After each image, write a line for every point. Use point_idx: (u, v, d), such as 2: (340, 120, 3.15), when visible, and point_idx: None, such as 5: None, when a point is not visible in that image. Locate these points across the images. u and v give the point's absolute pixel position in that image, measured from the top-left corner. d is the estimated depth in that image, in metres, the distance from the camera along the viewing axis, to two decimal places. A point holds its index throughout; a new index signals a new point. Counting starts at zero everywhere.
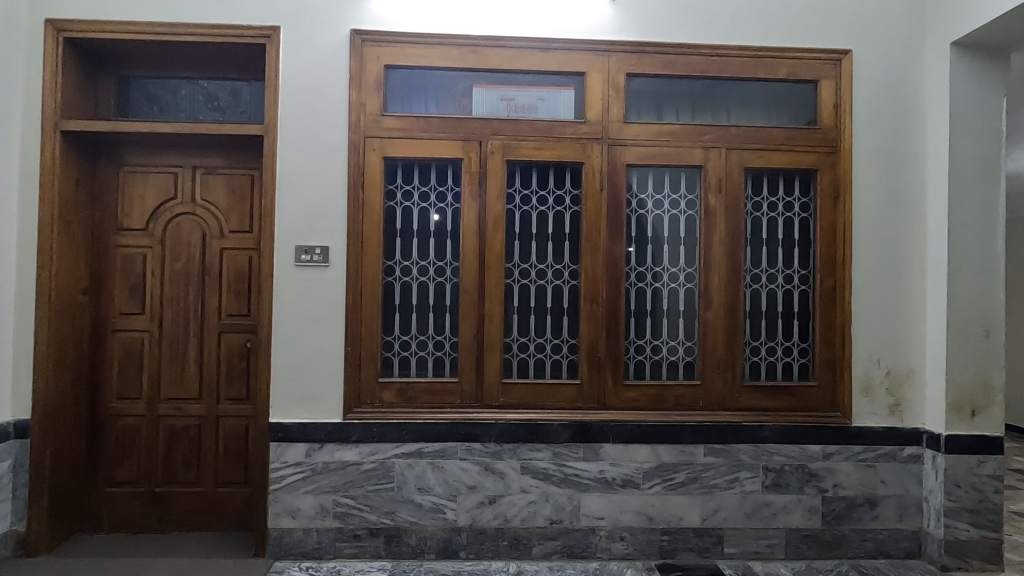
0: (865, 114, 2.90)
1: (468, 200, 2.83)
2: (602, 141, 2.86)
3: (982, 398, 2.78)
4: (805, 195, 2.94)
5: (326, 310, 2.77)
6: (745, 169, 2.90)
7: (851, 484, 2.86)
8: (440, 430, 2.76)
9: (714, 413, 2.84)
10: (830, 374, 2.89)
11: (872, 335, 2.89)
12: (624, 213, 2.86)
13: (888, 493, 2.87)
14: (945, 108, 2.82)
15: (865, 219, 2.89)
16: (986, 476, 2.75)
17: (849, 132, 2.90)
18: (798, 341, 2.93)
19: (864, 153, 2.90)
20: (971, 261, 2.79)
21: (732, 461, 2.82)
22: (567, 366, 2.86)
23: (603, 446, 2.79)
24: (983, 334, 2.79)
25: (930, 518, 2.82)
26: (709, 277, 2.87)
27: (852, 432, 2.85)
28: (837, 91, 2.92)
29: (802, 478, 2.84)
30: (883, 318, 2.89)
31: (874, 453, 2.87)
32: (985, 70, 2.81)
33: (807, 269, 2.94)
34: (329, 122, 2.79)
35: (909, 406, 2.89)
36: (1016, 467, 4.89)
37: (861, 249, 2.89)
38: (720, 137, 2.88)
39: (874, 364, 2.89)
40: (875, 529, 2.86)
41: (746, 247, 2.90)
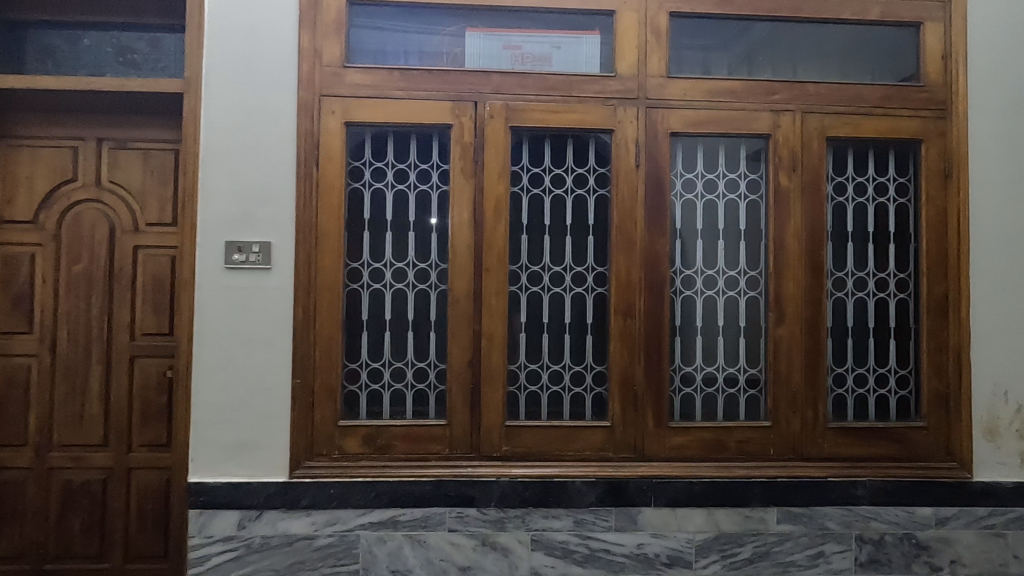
0: (985, 66, 2.17)
1: (459, 181, 2.11)
2: (637, 102, 2.15)
3: None
4: (904, 174, 2.22)
5: (266, 329, 2.05)
6: (827, 139, 2.18)
7: (974, 559, 2.12)
8: (421, 491, 2.04)
9: (790, 465, 2.11)
10: (942, 412, 2.16)
11: (999, 359, 2.15)
12: (668, 197, 2.14)
13: (1023, 572, 2.12)
14: None
15: (988, 204, 2.16)
16: None
17: (964, 88, 2.17)
18: (896, 367, 2.20)
19: (984, 116, 2.17)
20: None
21: (816, 531, 2.09)
22: (592, 402, 2.13)
23: (641, 511, 2.06)
24: None
25: None
26: (780, 283, 2.15)
27: (975, 490, 2.12)
28: (946, 36, 2.20)
29: (909, 552, 2.11)
30: (1014, 337, 2.15)
31: (1003, 517, 2.13)
32: None
33: (908, 271, 2.21)
34: (272, 76, 2.07)
35: None
36: None
37: (983, 244, 2.15)
38: (795, 96, 2.17)
39: (1002, 399, 2.15)
40: None
41: (829, 242, 2.18)
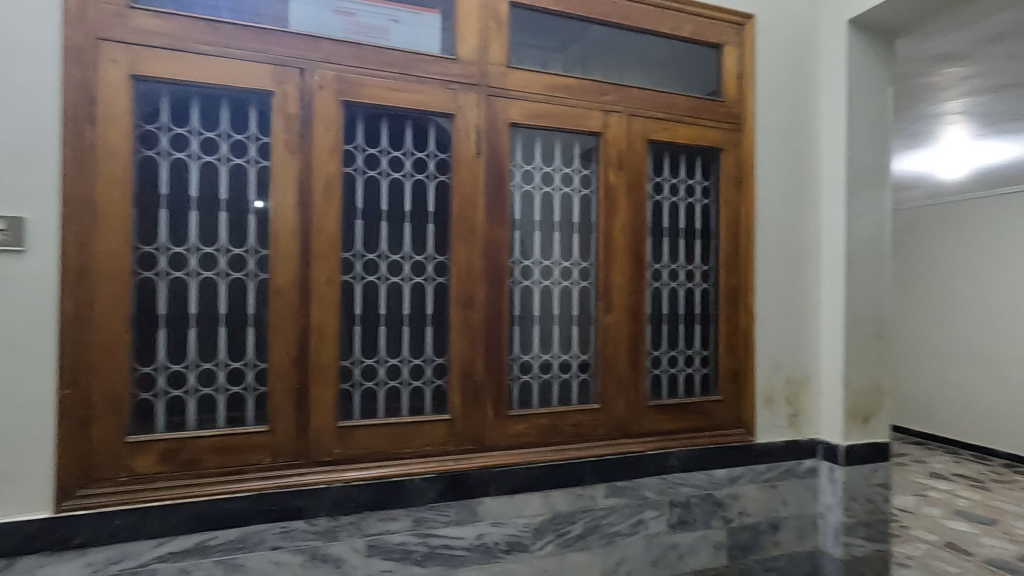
0: (767, 89, 2.53)
1: (282, 156, 1.87)
2: (478, 88, 2.11)
3: (873, 403, 2.55)
4: (707, 178, 2.52)
5: (19, 327, 1.61)
6: (648, 141, 2.37)
7: (755, 508, 2.47)
8: (238, 509, 1.78)
9: (616, 442, 2.27)
10: (734, 386, 2.49)
11: (775, 339, 2.53)
12: (508, 187, 2.14)
13: (789, 514, 2.52)
14: (841, 87, 2.53)
15: (768, 208, 2.53)
16: (878, 486, 2.53)
17: (752, 107, 2.51)
18: (699, 348, 2.50)
19: (765, 132, 2.53)
20: (866, 255, 2.54)
21: (636, 500, 2.28)
22: (432, 395, 2.07)
23: (481, 502, 2.05)
24: (876, 336, 2.56)
25: (828, 536, 2.53)
26: (608, 273, 2.29)
27: (757, 451, 2.48)
28: (741, 59, 2.52)
29: (709, 510, 2.39)
30: (786, 320, 2.54)
31: (777, 471, 2.51)
32: (876, 56, 2.56)
33: (709, 264, 2.51)
34: (24, 6, 1.62)
35: (807, 416, 2.58)
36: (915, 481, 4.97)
37: (765, 241, 2.52)
38: (622, 99, 2.31)
39: (776, 372, 2.54)
40: (778, 556, 2.50)
41: (649, 236, 2.38)
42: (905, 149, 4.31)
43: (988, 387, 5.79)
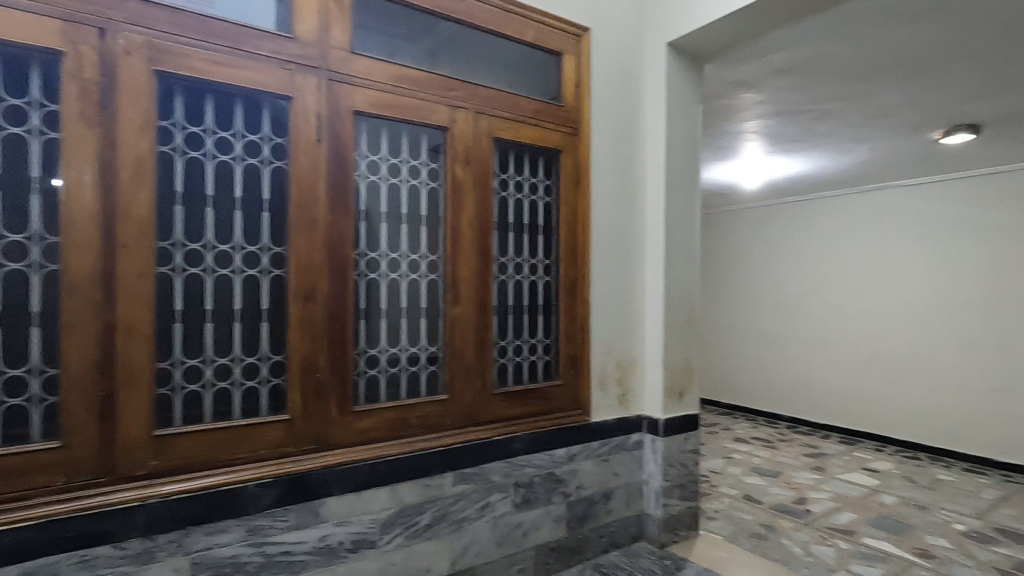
0: (600, 99, 2.76)
1: (76, 128, 1.61)
2: (318, 72, 2.00)
3: (686, 380, 2.93)
4: (549, 178, 2.68)
5: None
6: (494, 139, 2.45)
7: (590, 481, 2.70)
8: (21, 542, 1.52)
9: (463, 431, 2.33)
10: (573, 371, 2.69)
11: (607, 326, 2.78)
12: (352, 177, 2.08)
13: (619, 484, 2.80)
14: (661, 102, 2.85)
15: (602, 207, 2.76)
16: (689, 452, 2.91)
17: (588, 113, 2.72)
18: (541, 337, 2.66)
19: (599, 138, 2.76)
20: (681, 252, 2.89)
21: (483, 485, 2.36)
22: (269, 395, 1.95)
23: (324, 503, 1.98)
24: (688, 322, 2.94)
25: (650, 499, 2.86)
26: (456, 266, 2.33)
27: (592, 429, 2.71)
28: (578, 68, 2.70)
29: (550, 487, 2.56)
30: (616, 309, 2.81)
31: (608, 446, 2.77)
32: (688, 78, 2.93)
33: (551, 258, 2.68)
34: None
35: (633, 395, 2.89)
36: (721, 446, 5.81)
37: (598, 238, 2.75)
38: (469, 96, 2.36)
39: (608, 356, 2.79)
40: (609, 522, 2.77)
41: (495, 231, 2.47)
42: (714, 160, 4.98)
43: (776, 364, 6.96)
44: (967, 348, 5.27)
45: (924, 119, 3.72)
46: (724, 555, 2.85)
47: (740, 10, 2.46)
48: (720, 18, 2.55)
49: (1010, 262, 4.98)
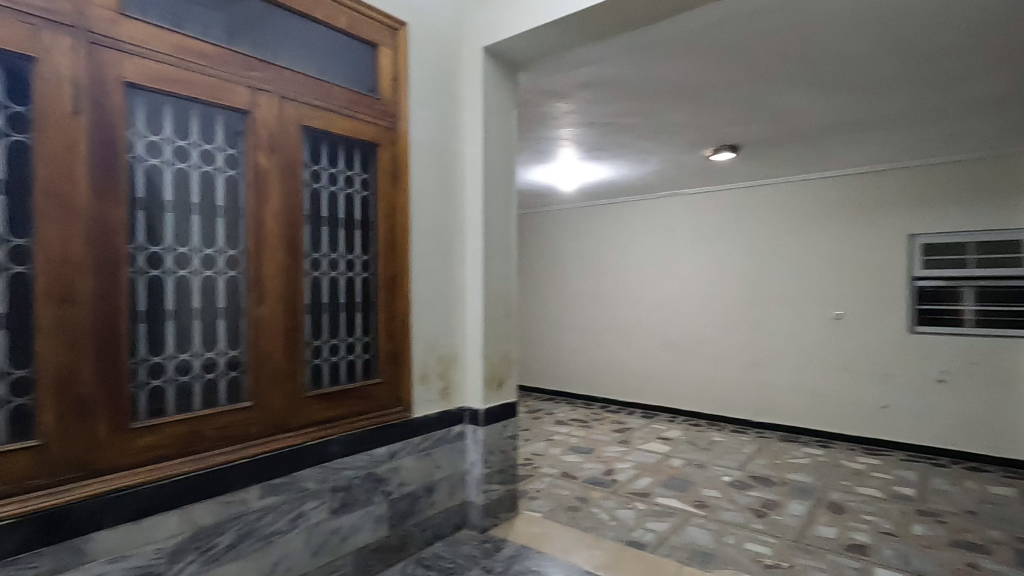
0: (418, 95, 2.76)
1: None
2: (74, 31, 1.68)
3: (504, 370, 3.08)
4: (366, 171, 2.61)
5: None
6: (304, 127, 2.30)
7: (413, 477, 2.70)
8: None
9: (272, 439, 2.16)
10: (393, 369, 2.66)
11: (427, 322, 2.80)
12: (124, 159, 1.80)
13: (441, 476, 2.85)
14: (478, 104, 2.94)
15: (422, 203, 2.77)
16: (508, 437, 3.08)
17: (405, 108, 2.70)
18: (360, 335, 2.59)
19: (417, 133, 2.75)
20: (498, 248, 3.03)
21: (295, 494, 2.23)
22: (9, 417, 1.62)
23: (91, 539, 1.69)
24: (506, 314, 3.10)
25: (472, 487, 2.96)
26: (260, 262, 2.15)
27: (414, 425, 2.71)
28: (395, 62, 2.67)
29: (370, 488, 2.51)
30: (437, 304, 2.85)
31: (431, 440, 2.80)
32: (503, 83, 3.07)
33: (369, 254, 2.62)
34: None
35: (455, 388, 2.95)
36: (543, 429, 6.23)
37: (418, 233, 2.75)
38: (273, 78, 2.18)
39: (429, 351, 2.82)
40: (432, 515, 2.81)
41: (305, 224, 2.34)
42: (533, 162, 5.30)
43: (590, 350, 7.68)
44: (733, 331, 6.37)
45: (698, 138, 4.40)
46: (540, 530, 3.07)
47: (547, 25, 2.65)
48: (530, 30, 2.71)
49: (762, 260, 6.13)
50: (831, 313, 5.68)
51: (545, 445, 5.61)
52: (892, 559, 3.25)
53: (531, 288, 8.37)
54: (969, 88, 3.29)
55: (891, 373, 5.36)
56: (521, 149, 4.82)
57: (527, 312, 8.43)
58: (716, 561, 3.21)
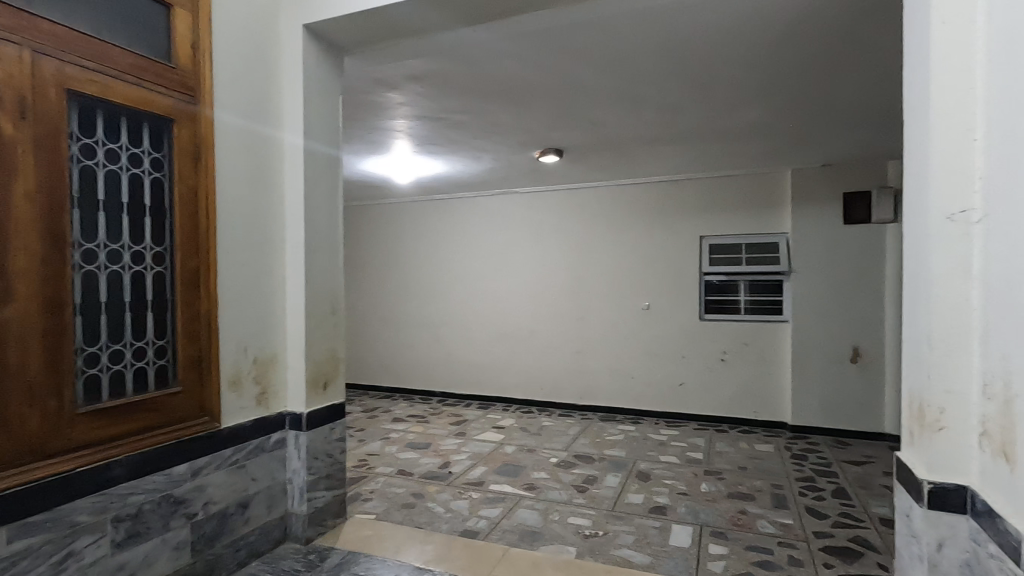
0: (224, 69, 2.47)
1: None
2: None
3: (330, 370, 2.92)
4: (158, 150, 2.26)
5: None
6: (69, 92, 1.91)
7: (222, 494, 2.43)
8: None
9: (27, 470, 1.77)
10: (196, 375, 2.35)
11: (239, 321, 2.54)
12: None
13: (257, 489, 2.61)
14: (298, 86, 2.74)
15: (231, 189, 2.49)
16: (335, 441, 2.92)
17: (208, 82, 2.39)
18: (152, 339, 2.24)
19: (224, 111, 2.46)
20: (322, 241, 2.85)
21: (62, 531, 1.86)
22: None
23: None
24: (331, 311, 2.93)
25: (294, 497, 2.76)
26: (4, 253, 1.74)
27: (223, 437, 2.44)
28: (195, 28, 2.35)
29: (167, 512, 2.20)
30: (250, 301, 2.59)
31: (244, 451, 2.54)
32: (327, 67, 2.89)
33: (164, 245, 2.27)
34: None
35: (274, 392, 2.72)
36: (378, 428, 6.07)
37: (226, 223, 2.47)
38: (22, 27, 1.77)
39: (242, 353, 2.55)
40: (247, 533, 2.56)
41: (73, 209, 1.95)
42: (365, 153, 5.10)
43: (427, 345, 7.66)
44: (560, 323, 6.84)
45: (527, 140, 4.62)
46: (370, 533, 2.98)
47: (374, 11, 2.55)
48: (355, 14, 2.59)
49: (585, 256, 6.67)
50: (640, 305, 6.40)
51: (380, 444, 5.47)
52: (685, 515, 3.77)
53: (365, 283, 8.07)
54: (740, 114, 3.93)
55: (686, 355, 6.21)
56: (351, 138, 4.61)
57: (361, 308, 8.11)
58: (541, 539, 3.42)
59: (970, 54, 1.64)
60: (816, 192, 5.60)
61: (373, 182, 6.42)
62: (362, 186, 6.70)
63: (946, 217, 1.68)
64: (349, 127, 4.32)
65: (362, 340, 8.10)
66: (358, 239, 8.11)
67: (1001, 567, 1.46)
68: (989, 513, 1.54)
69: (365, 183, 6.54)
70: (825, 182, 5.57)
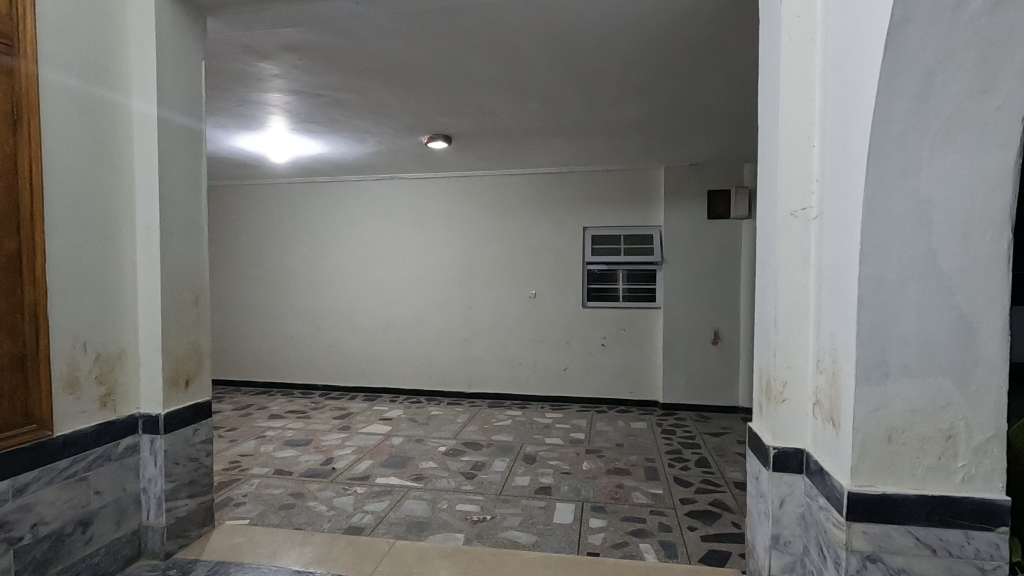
0: (53, 17, 2.10)
1: None
2: None
3: (193, 366, 2.64)
4: None
5: None
6: None
7: (56, 512, 2.11)
8: None
9: None
10: (18, 377, 1.99)
11: (75, 312, 2.20)
12: None
13: (102, 503, 2.30)
14: (149, 45, 2.41)
15: (62, 159, 2.13)
16: (199, 443, 2.65)
17: (30, 28, 2.02)
18: None
19: (52, 66, 2.09)
20: (180, 222, 2.55)
21: None
22: None
23: None
24: (193, 300, 2.64)
25: (149, 509, 2.47)
26: None
27: (57, 446, 2.10)
28: None
29: None
30: (88, 290, 2.25)
31: (85, 461, 2.22)
32: (185, 27, 2.58)
33: None
34: None
35: (123, 393, 2.41)
36: (251, 427, 5.62)
37: (56, 198, 2.11)
38: None
39: (80, 349, 2.22)
40: (88, 554, 2.25)
41: None
42: (232, 127, 4.65)
43: (307, 337, 7.24)
44: (448, 311, 6.80)
45: (414, 124, 4.49)
46: (241, 540, 2.76)
47: None
48: None
49: (474, 245, 6.68)
50: (527, 293, 6.56)
51: (253, 444, 5.08)
52: (568, 493, 3.95)
53: (234, 271, 7.41)
54: (618, 111, 4.14)
55: (570, 341, 6.48)
56: (216, 109, 4.17)
57: (230, 298, 7.44)
58: (429, 528, 3.40)
59: (810, 70, 1.86)
60: (684, 189, 6.08)
61: (243, 159, 5.89)
62: (230, 163, 6.13)
63: (789, 213, 1.89)
64: (213, 97, 3.90)
65: (232, 331, 7.45)
66: (226, 221, 7.41)
67: (828, 516, 1.70)
68: (820, 471, 1.78)
69: (233, 160, 5.98)
70: (692, 180, 6.07)
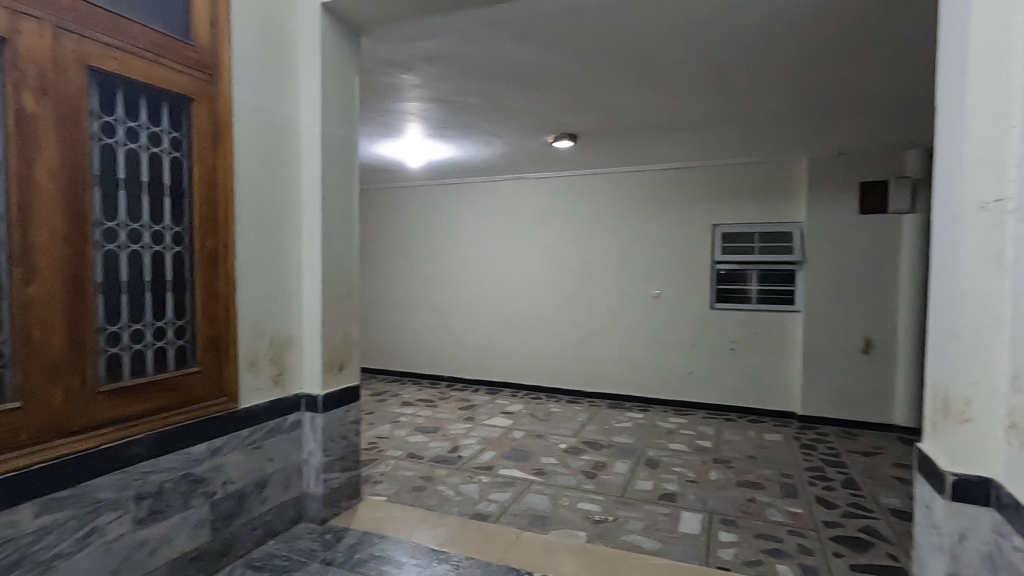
0: (243, 48, 2.44)
1: None
2: None
3: (345, 353, 2.93)
4: (177, 129, 2.25)
5: None
6: (88, 67, 1.88)
7: (240, 474, 2.45)
8: None
9: (54, 447, 1.77)
10: (214, 356, 2.35)
11: (256, 302, 2.54)
12: None
13: (274, 469, 2.63)
14: (315, 66, 2.71)
15: (248, 170, 2.47)
16: (350, 424, 2.93)
17: (226, 59, 2.36)
18: (172, 318, 2.25)
19: (242, 90, 2.44)
20: (337, 223, 2.84)
21: (88, 506, 1.87)
22: None
23: None
24: (345, 294, 2.92)
25: (310, 478, 2.79)
26: (27, 231, 1.72)
27: (241, 417, 2.44)
28: (213, 7, 2.32)
29: (187, 490, 2.21)
30: (266, 282, 2.58)
31: (261, 432, 2.56)
32: (344, 48, 2.86)
33: (183, 225, 2.27)
34: None
35: (290, 374, 2.73)
36: (386, 412, 6.09)
37: (243, 203, 2.45)
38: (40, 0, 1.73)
39: (259, 334, 2.56)
40: (263, 513, 2.58)
41: (95, 187, 1.94)
42: (375, 136, 5.06)
43: (434, 330, 7.68)
44: (568, 309, 6.82)
45: (539, 124, 4.57)
46: (383, 514, 3.01)
47: None
48: None
49: (594, 243, 6.64)
50: (650, 293, 6.38)
51: (388, 428, 5.50)
52: (694, 502, 3.79)
53: (373, 267, 8.08)
54: (756, 101, 3.88)
55: (696, 343, 6.19)
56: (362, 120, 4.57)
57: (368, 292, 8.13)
58: (551, 523, 3.45)
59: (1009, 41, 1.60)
60: (830, 181, 5.52)
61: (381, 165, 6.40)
62: (370, 169, 6.69)
63: (978, 207, 1.65)
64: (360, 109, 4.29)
65: (370, 323, 8.13)
66: (366, 222, 8.10)
67: None
68: (1015, 505, 1.53)
69: (373, 166, 6.52)
70: (840, 171, 5.49)
